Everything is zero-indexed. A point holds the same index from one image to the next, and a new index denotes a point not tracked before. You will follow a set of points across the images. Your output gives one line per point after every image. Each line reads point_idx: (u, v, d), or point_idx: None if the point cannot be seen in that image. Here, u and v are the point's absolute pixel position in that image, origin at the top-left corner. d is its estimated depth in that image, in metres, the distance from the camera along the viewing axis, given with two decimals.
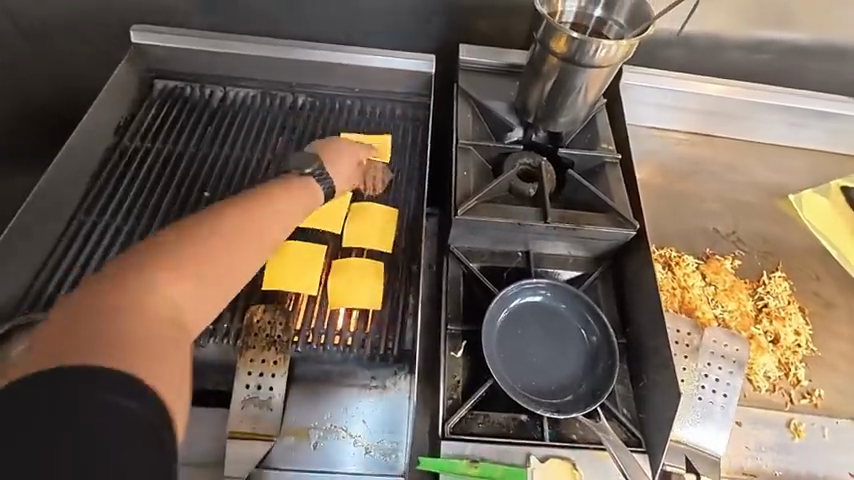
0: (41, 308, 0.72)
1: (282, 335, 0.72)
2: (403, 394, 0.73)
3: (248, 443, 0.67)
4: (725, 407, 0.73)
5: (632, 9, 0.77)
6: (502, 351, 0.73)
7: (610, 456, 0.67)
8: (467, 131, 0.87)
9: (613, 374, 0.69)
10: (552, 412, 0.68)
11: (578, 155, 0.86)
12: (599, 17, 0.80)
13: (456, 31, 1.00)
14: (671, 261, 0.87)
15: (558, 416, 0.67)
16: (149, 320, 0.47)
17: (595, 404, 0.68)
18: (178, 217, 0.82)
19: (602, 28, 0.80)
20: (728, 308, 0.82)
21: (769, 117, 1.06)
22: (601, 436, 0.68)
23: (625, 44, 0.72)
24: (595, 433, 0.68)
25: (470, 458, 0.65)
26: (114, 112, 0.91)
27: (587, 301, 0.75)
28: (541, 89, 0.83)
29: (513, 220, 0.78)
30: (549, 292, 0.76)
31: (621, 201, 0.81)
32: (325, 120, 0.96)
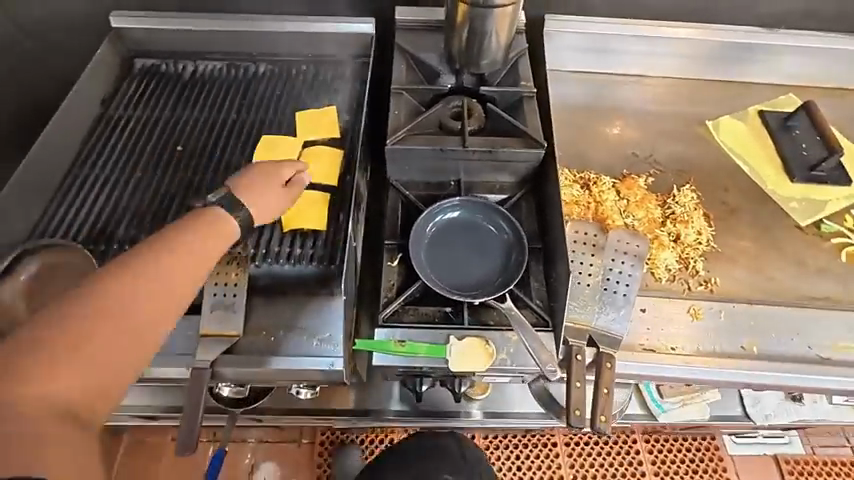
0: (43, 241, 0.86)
1: (241, 250, 0.84)
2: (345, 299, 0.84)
3: (214, 341, 0.80)
4: (627, 295, 0.84)
5: None
6: (430, 257, 0.85)
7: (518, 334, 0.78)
8: (401, 78, 1.00)
9: (521, 265, 0.81)
10: (469, 298, 0.80)
11: (499, 92, 0.98)
12: None
13: None
14: (589, 182, 0.98)
15: (474, 301, 0.80)
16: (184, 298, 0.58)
17: (505, 289, 0.80)
18: (157, 167, 0.96)
19: None
20: (637, 217, 0.93)
21: (688, 53, 1.15)
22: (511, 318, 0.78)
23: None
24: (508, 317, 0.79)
25: (398, 339, 0.78)
26: (101, 87, 1.06)
27: (500, 211, 0.86)
28: (460, 37, 0.94)
29: (437, 146, 0.90)
30: (467, 206, 0.87)
31: (534, 126, 0.92)
32: (283, 84, 1.10)
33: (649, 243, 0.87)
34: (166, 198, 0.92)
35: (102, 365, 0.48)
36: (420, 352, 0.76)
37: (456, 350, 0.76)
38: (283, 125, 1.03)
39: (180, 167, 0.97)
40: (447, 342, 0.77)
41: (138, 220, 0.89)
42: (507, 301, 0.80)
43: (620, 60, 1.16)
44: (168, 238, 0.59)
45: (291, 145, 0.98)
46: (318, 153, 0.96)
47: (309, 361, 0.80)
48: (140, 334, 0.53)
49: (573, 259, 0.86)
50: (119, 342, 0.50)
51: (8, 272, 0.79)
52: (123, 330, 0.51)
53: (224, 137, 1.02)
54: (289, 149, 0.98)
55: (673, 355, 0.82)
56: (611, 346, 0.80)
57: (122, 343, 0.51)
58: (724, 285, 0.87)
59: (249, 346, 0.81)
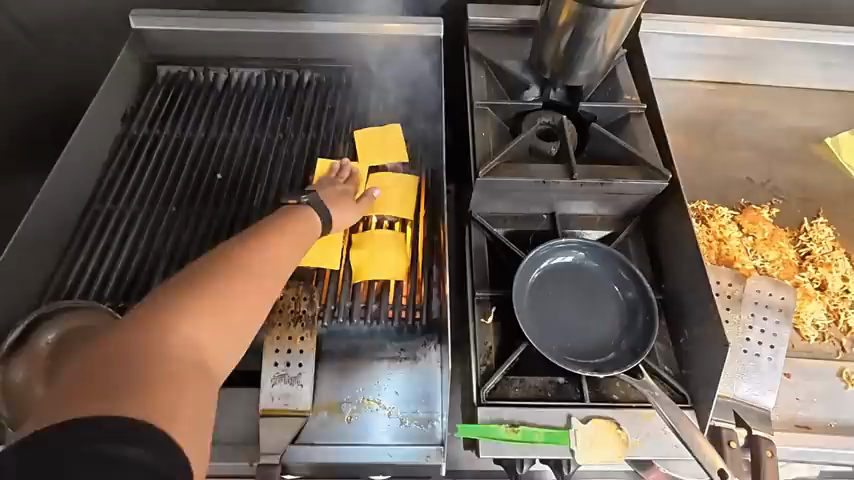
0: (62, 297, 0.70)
1: (308, 309, 0.69)
2: (433, 364, 0.71)
3: (281, 423, 0.65)
4: (773, 359, 0.70)
5: None
6: (535, 314, 0.70)
7: (657, 414, 0.64)
8: (481, 91, 0.84)
9: (654, 329, 0.66)
10: (591, 371, 0.65)
11: (601, 109, 0.82)
12: None
13: None
14: (705, 214, 0.83)
15: (598, 375, 0.65)
16: (182, 362, 0.42)
17: (637, 361, 0.65)
18: (194, 201, 0.80)
19: None
20: (768, 258, 0.78)
21: (801, 58, 0.99)
22: (646, 393, 0.64)
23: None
24: (638, 391, 0.65)
25: (508, 423, 0.63)
26: (120, 100, 0.89)
27: (619, 257, 0.72)
28: (559, 46, 0.79)
29: (537, 178, 0.75)
30: (581, 252, 0.72)
31: (649, 153, 0.77)
32: (333, 95, 0.94)
33: (794, 294, 0.73)
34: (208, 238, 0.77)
35: (163, 385, 0.40)
36: (538, 440, 0.62)
37: (582, 438, 0.62)
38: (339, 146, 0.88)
39: (222, 199, 0.81)
40: (569, 427, 0.63)
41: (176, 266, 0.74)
42: (639, 373, 0.65)
43: (722, 66, 1.00)
44: (190, 276, 0.47)
45: (353, 170, 0.82)
46: (388, 184, 0.80)
47: (395, 443, 0.66)
48: (198, 331, 0.44)
49: None
50: (181, 365, 0.42)
51: (20, 343, 0.64)
52: (187, 350, 0.43)
53: (270, 160, 0.86)
54: (351, 177, 0.82)
55: (834, 435, 0.68)
56: (763, 427, 0.65)
57: (194, 363, 0.43)
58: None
59: (320, 427, 0.67)
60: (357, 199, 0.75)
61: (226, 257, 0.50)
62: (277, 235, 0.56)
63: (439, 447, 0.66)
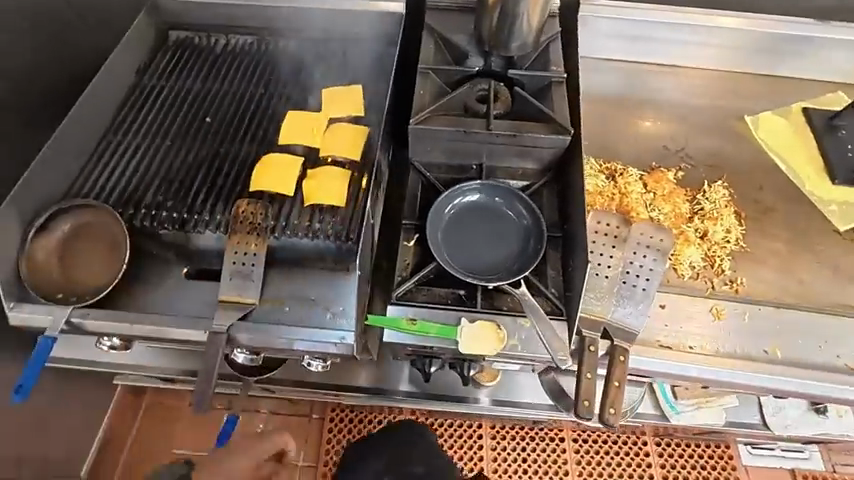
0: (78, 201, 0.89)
1: (263, 222, 0.86)
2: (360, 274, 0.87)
3: (232, 308, 0.82)
4: (646, 290, 0.82)
5: None
6: (447, 239, 0.85)
7: (532, 323, 0.77)
8: (429, 57, 0.99)
9: (539, 251, 0.80)
10: (483, 282, 0.79)
11: (528, 76, 0.96)
12: None
13: None
14: (615, 173, 0.95)
15: (488, 284, 0.79)
16: None
17: (520, 275, 0.79)
18: (186, 138, 0.99)
19: None
20: (663, 211, 0.91)
21: (730, 43, 1.09)
22: (525, 305, 0.78)
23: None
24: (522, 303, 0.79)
25: (410, 317, 0.78)
26: (136, 56, 1.08)
27: (522, 197, 0.85)
28: (491, 21, 0.93)
29: (461, 128, 0.89)
30: (487, 192, 0.86)
31: (561, 112, 0.90)
32: (310, 60, 1.10)
33: (674, 238, 0.85)
34: (194, 167, 0.94)
35: None
36: (432, 332, 0.77)
37: (467, 333, 0.76)
38: (310, 101, 1.04)
39: (209, 138, 0.99)
40: (458, 324, 0.77)
41: (166, 186, 0.92)
42: (523, 287, 0.79)
43: (659, 47, 1.11)
44: None
45: (317, 120, 0.99)
46: (342, 131, 0.96)
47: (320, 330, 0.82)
48: None
49: (593, 250, 0.84)
50: None
51: (43, 229, 0.84)
52: None
53: (252, 111, 1.04)
54: (314, 125, 0.98)
55: (691, 354, 0.80)
56: (626, 341, 0.79)
57: None
58: (750, 286, 0.84)
59: (265, 314, 0.83)
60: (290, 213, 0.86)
61: None
62: None
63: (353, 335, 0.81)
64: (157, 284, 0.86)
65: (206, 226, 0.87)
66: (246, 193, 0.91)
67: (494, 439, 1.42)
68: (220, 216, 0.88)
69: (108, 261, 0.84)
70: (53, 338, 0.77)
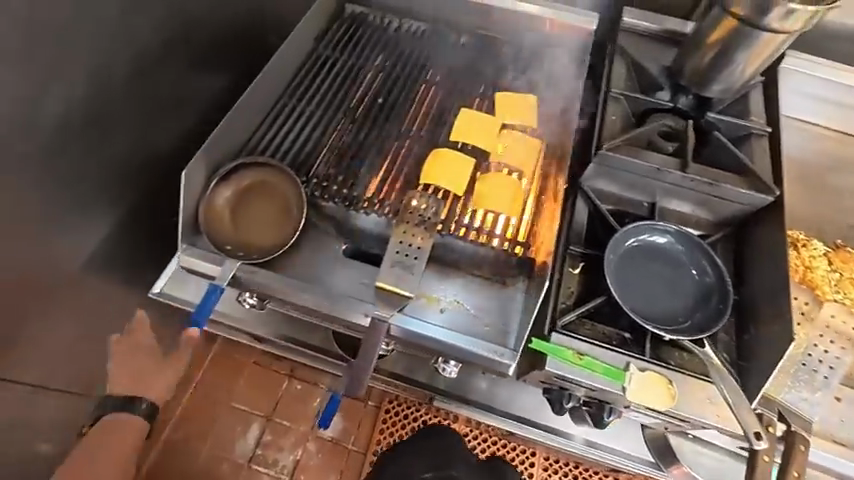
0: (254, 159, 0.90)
1: (431, 217, 0.85)
2: (518, 291, 0.84)
3: (390, 298, 0.80)
4: (829, 378, 0.75)
5: None
6: (623, 275, 0.80)
7: (710, 386, 0.73)
8: (619, 82, 0.95)
9: (725, 314, 0.75)
10: (661, 332, 0.74)
11: (726, 122, 0.91)
12: None
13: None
14: (797, 242, 0.88)
15: (665, 336, 0.74)
16: None
17: (702, 335, 0.74)
18: (357, 115, 0.98)
19: None
20: (849, 296, 0.84)
21: None
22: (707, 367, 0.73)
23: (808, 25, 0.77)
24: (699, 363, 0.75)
25: (575, 350, 0.75)
26: (316, 23, 1.09)
27: (708, 251, 0.81)
28: (710, 58, 0.87)
29: (651, 164, 0.85)
30: (674, 237, 0.82)
31: (761, 167, 0.85)
32: (483, 59, 1.08)
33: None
34: (365, 145, 0.94)
35: None
36: (597, 371, 0.73)
37: (636, 382, 0.72)
38: (481, 101, 1.02)
39: (379, 120, 0.98)
40: (627, 370, 0.73)
41: (337, 160, 0.92)
42: (703, 344, 0.75)
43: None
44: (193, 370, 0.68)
45: (489, 124, 0.97)
46: (516, 142, 0.96)
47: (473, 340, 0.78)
48: None
49: None
50: None
51: (225, 179, 0.86)
52: None
53: (422, 102, 1.02)
54: (486, 127, 0.96)
55: None
56: (804, 430, 0.71)
57: None
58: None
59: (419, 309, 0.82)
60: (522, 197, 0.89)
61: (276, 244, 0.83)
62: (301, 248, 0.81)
63: (511, 352, 0.77)
64: (315, 256, 0.85)
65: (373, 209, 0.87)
66: (415, 184, 0.91)
67: (545, 471, 1.28)
68: (387, 205, 0.88)
69: (278, 223, 0.85)
70: (221, 286, 0.80)
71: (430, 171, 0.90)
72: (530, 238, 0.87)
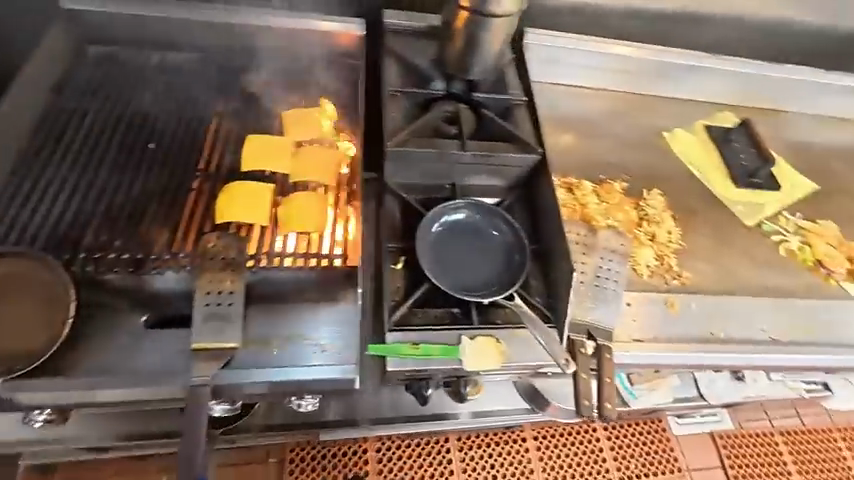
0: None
1: (237, 256, 0.78)
2: (351, 305, 0.81)
3: (210, 357, 0.73)
4: (617, 292, 0.90)
5: None
6: (437, 257, 0.85)
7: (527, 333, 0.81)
8: (395, 81, 1.01)
9: (524, 264, 0.85)
10: (480, 298, 0.81)
11: (491, 99, 1.02)
12: None
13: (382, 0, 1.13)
14: (572, 186, 1.05)
15: (484, 300, 0.81)
16: None
17: (512, 288, 0.82)
18: (127, 168, 0.87)
19: None
20: (616, 218, 1.01)
21: (646, 70, 1.27)
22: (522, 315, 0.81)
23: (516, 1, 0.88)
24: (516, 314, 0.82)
25: (411, 341, 0.77)
26: (50, 73, 0.93)
27: (501, 213, 0.89)
28: (459, 37, 0.95)
29: (438, 149, 0.91)
30: (469, 210, 0.89)
31: (526, 132, 0.97)
32: (263, 79, 1.04)
33: (630, 242, 0.96)
34: (142, 198, 0.84)
35: None
36: (435, 354, 0.76)
37: (470, 351, 0.77)
38: (269, 122, 0.98)
39: (155, 166, 0.88)
40: (460, 343, 0.78)
41: (110, 224, 0.80)
42: (516, 298, 0.83)
43: (592, 73, 1.25)
44: None
45: (281, 144, 0.94)
46: (314, 155, 0.93)
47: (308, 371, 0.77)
48: None
49: None
50: None
51: None
52: None
53: (202, 136, 0.94)
54: (280, 148, 0.93)
55: (654, 343, 0.89)
56: (605, 339, 0.85)
57: None
58: (693, 278, 0.98)
59: (250, 356, 0.76)
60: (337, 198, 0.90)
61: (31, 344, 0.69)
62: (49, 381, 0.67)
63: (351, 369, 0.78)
64: (103, 339, 0.72)
65: (166, 266, 0.77)
66: (212, 225, 0.83)
67: (463, 453, 1.32)
68: (183, 255, 0.79)
69: (45, 317, 0.71)
70: None
71: (225, 208, 0.83)
72: (348, 245, 0.85)
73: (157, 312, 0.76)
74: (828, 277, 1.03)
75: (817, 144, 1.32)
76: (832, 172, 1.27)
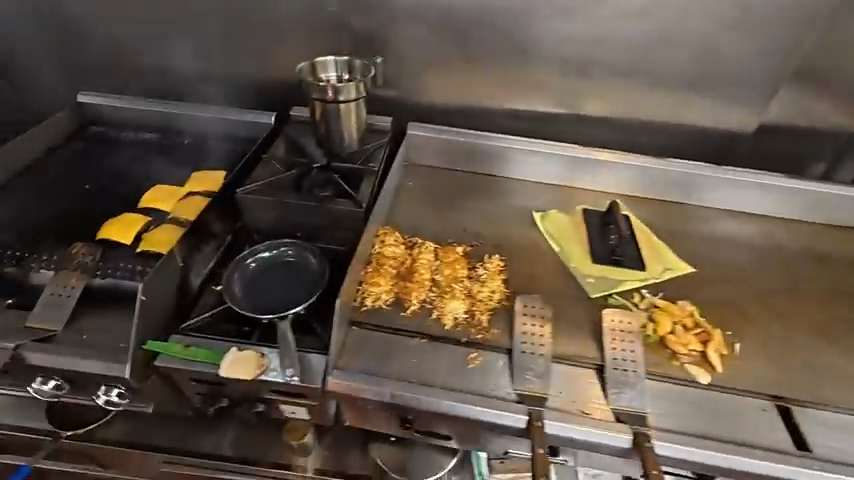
0: None
1: (90, 263, 1.00)
2: None
3: (34, 332, 0.90)
4: (383, 356, 0.92)
5: (363, 67, 1.18)
6: (244, 289, 0.97)
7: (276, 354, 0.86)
8: (278, 152, 1.25)
9: (319, 288, 0.95)
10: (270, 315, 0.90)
11: (348, 168, 1.21)
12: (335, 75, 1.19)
13: None
14: (415, 244, 1.14)
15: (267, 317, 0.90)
16: None
17: (297, 307, 0.91)
18: (61, 194, 1.17)
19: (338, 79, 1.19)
20: (443, 273, 1.07)
21: (534, 160, 1.35)
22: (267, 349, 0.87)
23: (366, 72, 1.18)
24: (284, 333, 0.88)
25: (185, 344, 0.88)
26: (46, 139, 1.32)
27: (310, 247, 1.03)
28: (315, 88, 1.13)
29: (279, 200, 1.10)
30: (278, 247, 1.03)
31: (363, 194, 1.12)
32: (194, 149, 1.36)
33: (428, 315, 0.98)
34: (65, 217, 1.10)
35: None
36: (200, 357, 0.85)
37: (231, 360, 0.85)
38: (180, 176, 1.27)
39: (80, 197, 1.17)
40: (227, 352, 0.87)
41: (23, 231, 1.06)
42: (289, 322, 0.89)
43: (478, 158, 1.37)
44: None
45: (177, 193, 1.20)
46: (194, 201, 1.17)
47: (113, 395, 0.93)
48: None
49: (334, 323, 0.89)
50: None
51: None
52: None
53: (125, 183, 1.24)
54: (172, 194, 1.19)
55: (433, 389, 0.87)
56: (359, 372, 0.89)
57: None
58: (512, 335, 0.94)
59: (61, 340, 0.90)
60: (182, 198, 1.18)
61: None
62: None
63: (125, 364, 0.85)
64: None
65: (41, 265, 1.00)
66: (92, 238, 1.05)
67: None
68: (55, 256, 1.01)
69: None
70: None
71: (108, 227, 1.07)
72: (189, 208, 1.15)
73: (24, 299, 0.98)
74: (673, 358, 0.94)
75: (722, 233, 1.23)
76: (729, 256, 1.18)
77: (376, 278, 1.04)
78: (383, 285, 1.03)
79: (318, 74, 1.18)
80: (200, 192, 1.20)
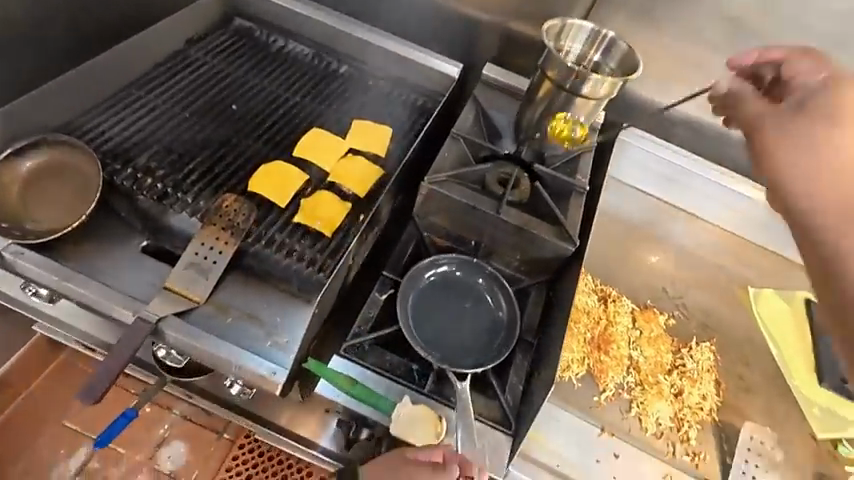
0: (79, 133, 0.86)
1: (242, 223, 0.81)
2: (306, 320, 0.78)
3: (174, 300, 0.75)
4: (564, 448, 0.75)
5: (623, 55, 0.86)
6: (415, 310, 0.79)
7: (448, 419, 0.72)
8: (464, 125, 1.00)
9: (508, 346, 0.77)
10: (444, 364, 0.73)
11: (550, 174, 0.95)
12: (581, 51, 0.89)
13: (510, 55, 1.16)
14: (608, 297, 0.91)
15: (439, 364, 0.73)
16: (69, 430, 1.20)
17: (479, 367, 0.74)
18: (205, 115, 0.96)
19: (584, 59, 0.89)
20: (645, 353, 0.86)
21: (763, 216, 1.07)
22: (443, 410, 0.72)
23: (616, 61, 0.88)
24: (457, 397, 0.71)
25: (348, 375, 0.72)
26: (191, 29, 1.08)
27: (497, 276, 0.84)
28: (561, 67, 0.85)
29: (470, 202, 0.86)
30: (458, 266, 0.84)
31: (572, 221, 0.88)
32: (354, 87, 1.11)
33: (627, 409, 0.80)
34: (211, 149, 0.91)
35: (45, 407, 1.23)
36: (368, 398, 0.71)
37: (403, 411, 0.71)
38: (338, 123, 1.03)
39: (228, 123, 0.96)
40: (398, 401, 0.72)
41: (163, 154, 0.87)
42: (467, 383, 0.73)
43: (690, 193, 1.09)
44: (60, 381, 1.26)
45: (338, 145, 0.97)
46: (357, 164, 0.94)
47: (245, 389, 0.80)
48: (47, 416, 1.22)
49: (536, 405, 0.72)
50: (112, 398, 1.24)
51: (17, 156, 0.81)
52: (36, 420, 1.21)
53: (278, 112, 1.02)
54: (333, 148, 0.96)
55: None
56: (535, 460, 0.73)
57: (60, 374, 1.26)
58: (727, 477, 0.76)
59: (203, 319, 0.76)
60: (344, 157, 0.96)
61: (54, 171, 0.81)
62: (48, 206, 0.79)
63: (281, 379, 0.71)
64: (110, 247, 0.80)
65: (184, 208, 0.82)
66: (241, 188, 0.86)
67: None
68: (202, 203, 0.83)
69: (73, 205, 0.80)
70: None
71: (260, 178, 0.87)
72: (351, 174, 0.93)
73: (162, 244, 0.82)
74: None
75: None
76: None
77: (567, 340, 0.83)
78: (575, 352, 0.82)
79: (561, 41, 0.88)
80: (366, 154, 0.98)
